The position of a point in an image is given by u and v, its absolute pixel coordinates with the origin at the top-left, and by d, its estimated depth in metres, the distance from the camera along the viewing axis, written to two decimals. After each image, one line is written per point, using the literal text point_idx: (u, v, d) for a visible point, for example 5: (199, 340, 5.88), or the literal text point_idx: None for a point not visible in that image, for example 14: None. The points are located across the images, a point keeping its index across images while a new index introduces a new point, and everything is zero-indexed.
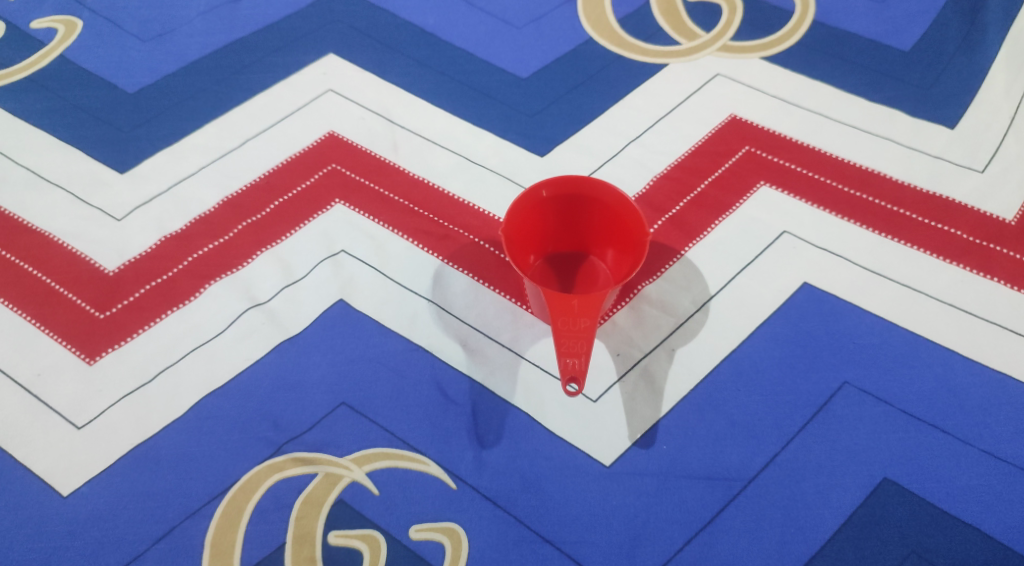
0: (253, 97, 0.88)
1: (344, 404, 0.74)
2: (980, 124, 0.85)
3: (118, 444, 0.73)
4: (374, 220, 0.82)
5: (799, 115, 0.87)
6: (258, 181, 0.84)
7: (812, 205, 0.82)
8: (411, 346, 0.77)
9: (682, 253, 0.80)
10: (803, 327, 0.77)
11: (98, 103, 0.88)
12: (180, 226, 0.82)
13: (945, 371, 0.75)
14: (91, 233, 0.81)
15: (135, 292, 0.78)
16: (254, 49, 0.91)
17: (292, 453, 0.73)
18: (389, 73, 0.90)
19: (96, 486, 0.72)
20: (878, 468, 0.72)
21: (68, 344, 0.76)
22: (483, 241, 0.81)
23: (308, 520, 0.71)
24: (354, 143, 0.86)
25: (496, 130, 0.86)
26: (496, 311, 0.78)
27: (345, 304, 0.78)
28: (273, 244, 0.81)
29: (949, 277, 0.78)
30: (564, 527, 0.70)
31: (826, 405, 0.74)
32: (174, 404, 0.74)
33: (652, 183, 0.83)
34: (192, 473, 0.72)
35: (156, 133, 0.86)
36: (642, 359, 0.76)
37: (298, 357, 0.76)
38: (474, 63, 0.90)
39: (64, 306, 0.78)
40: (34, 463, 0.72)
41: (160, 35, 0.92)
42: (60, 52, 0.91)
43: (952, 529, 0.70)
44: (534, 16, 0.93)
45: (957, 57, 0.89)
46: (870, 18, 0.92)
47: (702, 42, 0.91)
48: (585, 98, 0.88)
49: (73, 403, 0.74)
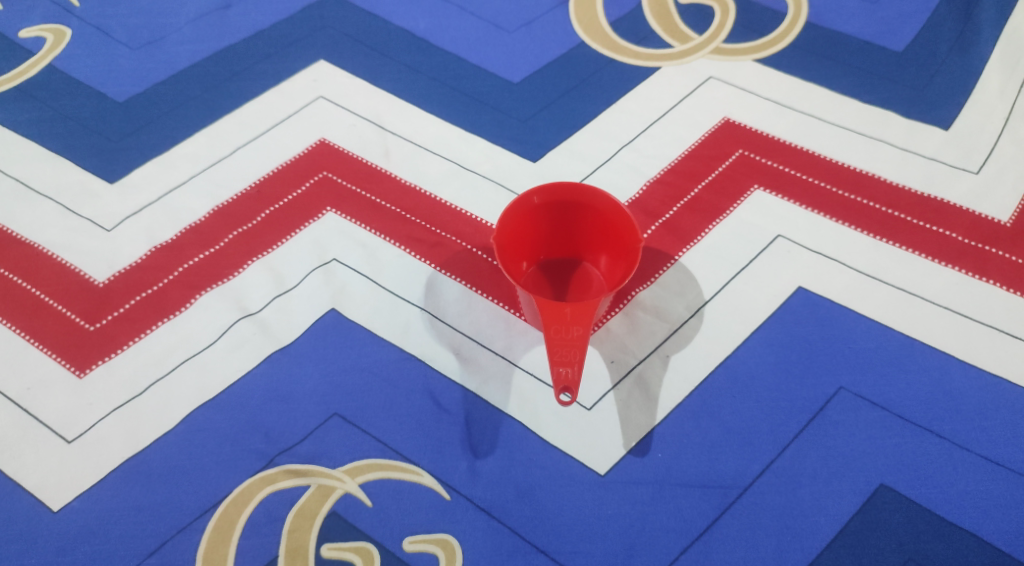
0: (244, 105, 0.88)
1: (336, 414, 0.74)
2: (975, 125, 0.85)
3: (109, 456, 0.72)
4: (366, 227, 0.82)
5: (792, 117, 0.86)
6: (250, 189, 0.83)
7: (807, 208, 0.81)
8: (403, 355, 0.76)
9: (676, 258, 0.79)
10: (798, 332, 0.76)
11: (87, 113, 0.87)
12: (171, 236, 0.81)
13: (941, 375, 0.74)
14: (81, 244, 0.81)
15: (125, 304, 0.78)
16: (244, 56, 0.91)
17: (284, 466, 0.72)
18: (381, 78, 0.89)
19: (87, 500, 0.71)
20: (875, 475, 0.71)
21: (60, 357, 0.76)
22: (476, 248, 0.80)
23: (301, 532, 0.70)
24: (345, 151, 0.85)
25: (489, 136, 0.86)
26: (489, 319, 0.77)
27: (337, 314, 0.78)
28: (264, 254, 0.80)
29: (945, 280, 0.78)
30: (559, 537, 0.70)
31: (822, 410, 0.73)
32: (165, 417, 0.74)
33: (645, 189, 0.83)
34: (185, 486, 0.71)
35: (145, 142, 0.85)
36: (636, 366, 0.75)
37: (291, 367, 0.75)
38: (465, 68, 0.89)
39: (54, 317, 0.77)
40: (24, 478, 0.72)
41: (149, 43, 0.91)
42: (49, 61, 0.90)
43: (950, 536, 0.69)
44: (525, 20, 0.92)
45: (952, 57, 0.88)
46: (863, 19, 0.91)
47: (694, 45, 0.91)
48: (577, 102, 0.87)
49: (65, 416, 0.74)
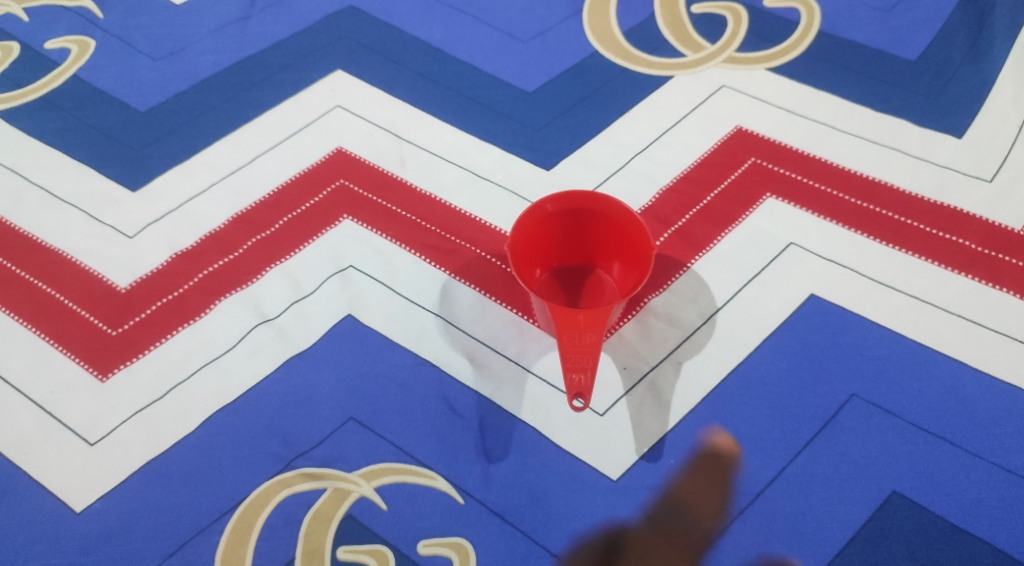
0: (262, 114, 0.89)
1: (352, 419, 0.75)
2: (988, 133, 0.85)
3: (130, 459, 0.74)
4: (382, 235, 0.83)
5: (805, 126, 0.87)
6: (268, 197, 0.85)
7: (819, 216, 0.82)
8: (418, 360, 0.77)
9: (688, 266, 0.80)
10: (810, 339, 0.77)
11: (110, 122, 0.89)
12: (191, 243, 0.82)
13: (953, 382, 0.75)
14: (104, 250, 0.82)
15: (147, 309, 0.79)
16: (263, 66, 0.92)
17: (301, 469, 0.73)
18: (397, 88, 0.91)
19: (108, 502, 0.72)
20: (887, 482, 0.72)
21: (82, 361, 0.77)
22: (490, 255, 0.81)
23: (317, 535, 0.71)
24: (362, 159, 0.87)
25: (503, 144, 0.87)
26: (503, 325, 0.78)
27: (354, 320, 0.79)
28: (282, 261, 0.82)
29: (957, 288, 0.78)
30: (571, 541, 0.71)
31: (834, 417, 0.74)
32: (185, 420, 0.75)
33: (658, 197, 0.83)
34: (204, 488, 0.73)
35: (167, 151, 0.87)
36: (648, 373, 0.76)
37: (308, 372, 0.77)
38: (480, 78, 0.91)
39: (78, 322, 0.79)
40: (47, 480, 0.73)
41: (171, 54, 0.93)
42: (73, 71, 0.92)
43: (962, 543, 0.70)
44: (540, 29, 0.93)
45: (965, 66, 0.89)
46: (876, 27, 0.92)
47: (707, 54, 0.91)
48: (591, 111, 0.88)
49: (87, 419, 0.75)
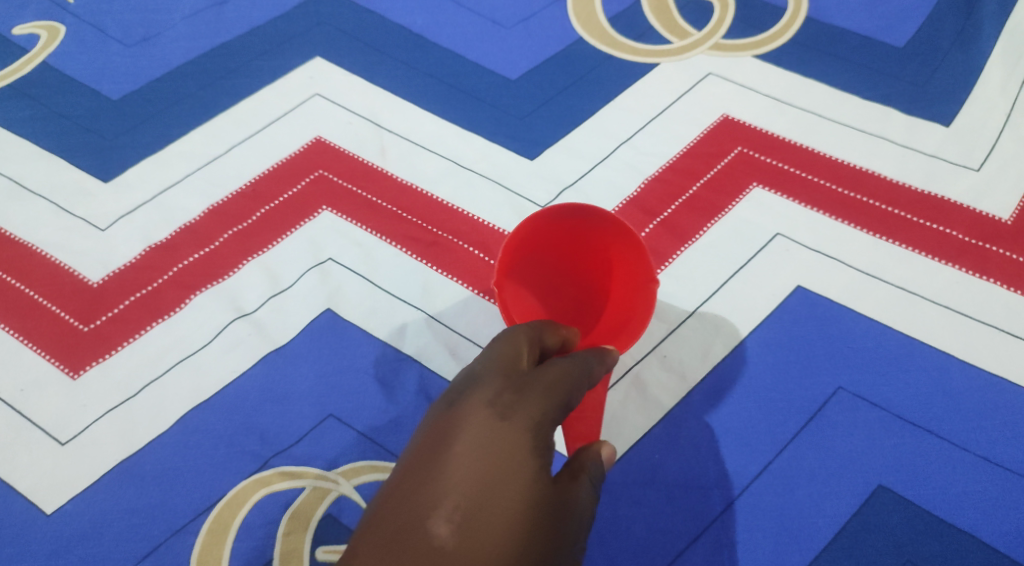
0: (239, 102, 0.87)
1: (331, 416, 0.73)
2: (976, 121, 0.84)
3: (103, 458, 0.72)
4: (362, 227, 0.81)
5: (792, 114, 0.85)
6: (245, 188, 0.83)
7: (806, 206, 0.81)
8: (399, 355, 0.76)
9: (674, 258, 0.79)
10: (797, 332, 0.76)
11: (81, 111, 0.86)
12: (166, 235, 0.80)
13: (940, 374, 0.74)
14: (76, 244, 0.80)
15: (120, 304, 0.77)
16: (239, 53, 0.90)
17: (279, 467, 0.72)
18: (377, 75, 0.89)
19: (80, 503, 0.71)
20: (873, 476, 0.71)
21: (54, 358, 0.75)
22: (473, 247, 0.80)
23: (296, 535, 0.70)
24: (341, 149, 0.85)
25: (485, 133, 0.85)
26: (485, 318, 0.77)
27: (332, 314, 0.77)
28: (259, 253, 0.80)
29: (945, 279, 0.77)
30: None
31: (820, 411, 0.73)
32: (159, 418, 0.73)
33: (644, 186, 0.82)
34: (180, 488, 0.71)
35: (140, 140, 0.85)
36: (633, 367, 0.75)
37: (286, 368, 0.75)
38: (462, 65, 0.89)
39: (48, 318, 0.77)
40: (17, 481, 0.71)
41: (144, 40, 0.91)
42: (43, 58, 0.90)
43: (949, 538, 0.69)
44: (523, 15, 0.92)
45: (953, 53, 0.87)
46: (864, 14, 0.90)
47: (693, 41, 0.90)
48: (575, 99, 0.86)
49: (59, 418, 0.73)
